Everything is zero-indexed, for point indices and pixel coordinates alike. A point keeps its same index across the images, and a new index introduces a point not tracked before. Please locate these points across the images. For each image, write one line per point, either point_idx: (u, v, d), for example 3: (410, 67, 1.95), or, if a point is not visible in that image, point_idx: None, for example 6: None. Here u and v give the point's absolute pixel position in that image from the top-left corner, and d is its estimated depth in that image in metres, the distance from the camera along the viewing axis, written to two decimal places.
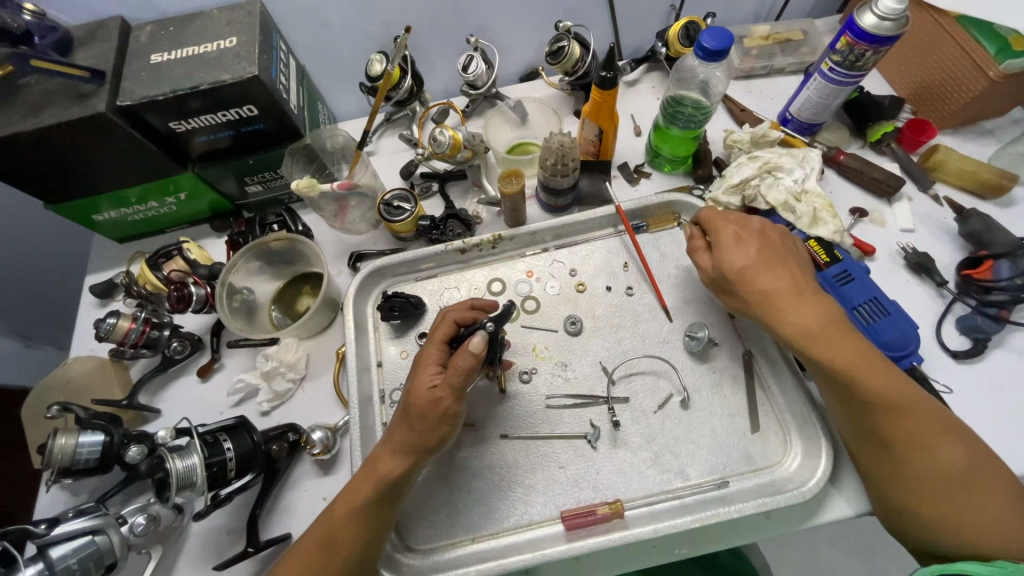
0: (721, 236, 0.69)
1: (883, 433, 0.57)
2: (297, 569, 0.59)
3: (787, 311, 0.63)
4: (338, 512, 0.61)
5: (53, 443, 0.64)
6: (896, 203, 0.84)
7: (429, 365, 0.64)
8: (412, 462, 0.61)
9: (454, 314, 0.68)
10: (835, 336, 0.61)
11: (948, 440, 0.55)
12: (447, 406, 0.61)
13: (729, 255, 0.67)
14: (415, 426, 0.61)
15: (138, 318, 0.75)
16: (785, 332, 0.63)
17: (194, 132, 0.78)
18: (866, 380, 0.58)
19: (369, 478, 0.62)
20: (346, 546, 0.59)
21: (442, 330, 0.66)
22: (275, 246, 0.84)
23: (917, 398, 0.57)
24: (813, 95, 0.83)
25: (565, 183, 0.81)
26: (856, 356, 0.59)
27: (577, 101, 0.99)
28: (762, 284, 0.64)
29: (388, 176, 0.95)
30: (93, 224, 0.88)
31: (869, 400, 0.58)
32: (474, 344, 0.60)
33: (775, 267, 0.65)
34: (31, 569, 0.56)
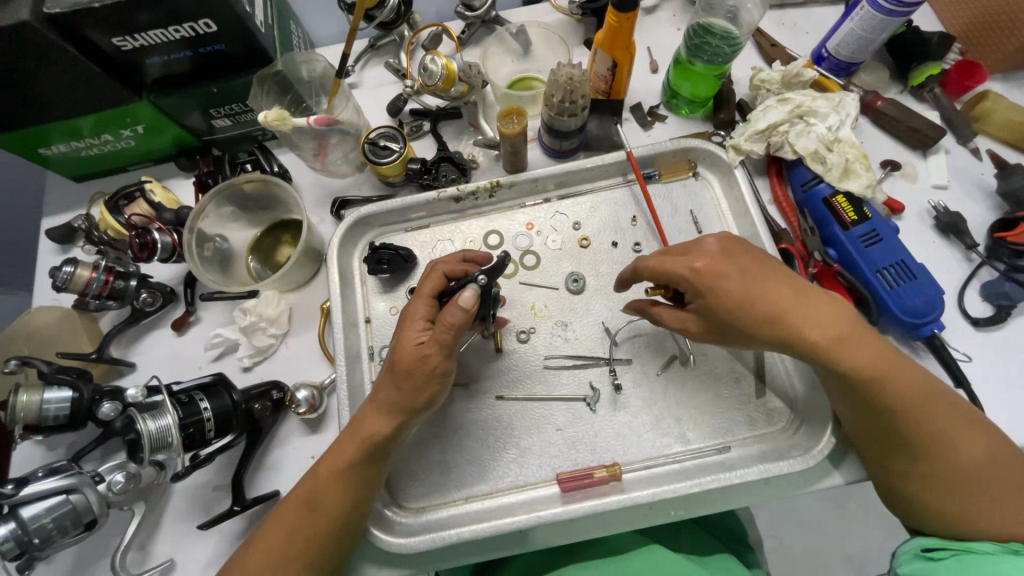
0: (699, 279, 0.56)
1: (912, 435, 0.54)
2: (283, 529, 0.57)
3: (808, 330, 0.54)
4: (323, 471, 0.58)
5: (15, 400, 0.60)
6: (932, 156, 0.77)
7: (417, 319, 0.59)
8: (400, 422, 0.58)
9: (444, 266, 0.63)
10: (859, 347, 0.54)
11: (970, 435, 0.53)
12: (435, 364, 0.57)
13: (718, 296, 0.55)
14: (401, 385, 0.57)
15: (99, 266, 0.68)
16: (809, 351, 0.54)
17: (143, 52, 0.67)
18: (892, 385, 0.53)
19: (354, 439, 0.58)
20: (330, 506, 0.57)
21: (430, 284, 0.61)
22: (250, 188, 0.76)
23: (934, 390, 0.55)
24: (857, 28, 0.73)
25: (571, 124, 0.72)
26: (882, 360, 0.54)
27: (587, 29, 0.87)
28: (769, 313, 0.54)
29: (374, 112, 0.85)
30: (42, 160, 0.78)
31: (896, 407, 0.53)
32: (465, 298, 0.55)
33: (773, 291, 0.55)
34: (3, 528, 0.54)
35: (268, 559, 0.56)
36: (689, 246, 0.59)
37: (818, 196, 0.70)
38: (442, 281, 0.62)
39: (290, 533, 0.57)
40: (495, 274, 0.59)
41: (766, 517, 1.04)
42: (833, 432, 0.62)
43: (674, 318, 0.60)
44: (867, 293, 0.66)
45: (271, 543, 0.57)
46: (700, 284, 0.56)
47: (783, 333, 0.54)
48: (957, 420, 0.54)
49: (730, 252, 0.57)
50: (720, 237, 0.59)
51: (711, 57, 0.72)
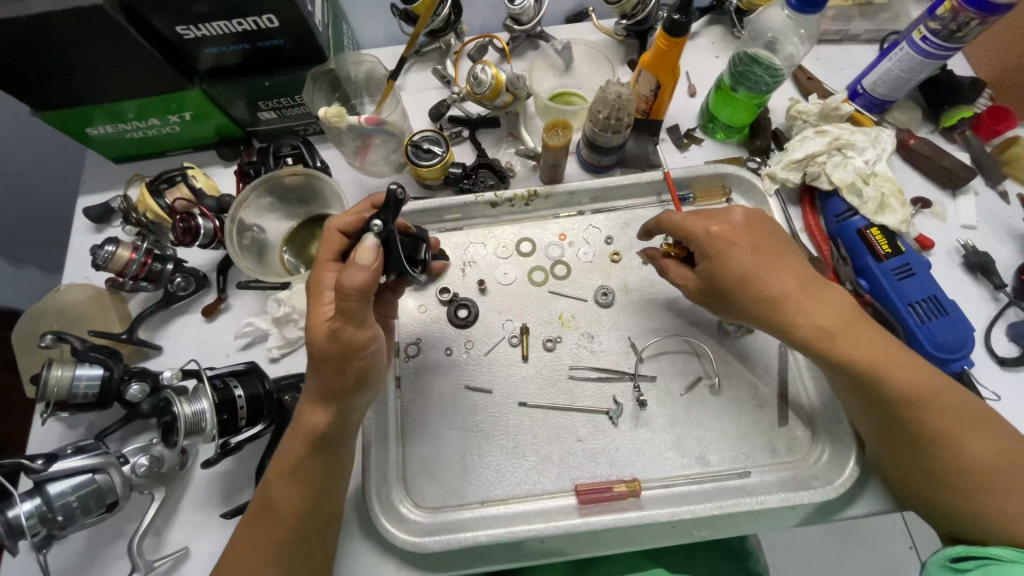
0: (711, 243, 0.61)
1: (915, 429, 0.55)
2: (248, 533, 0.56)
3: (811, 306, 0.57)
4: (276, 473, 0.57)
5: (47, 374, 0.59)
6: (962, 196, 0.78)
7: (325, 290, 0.53)
8: (332, 403, 0.54)
9: (339, 222, 0.58)
10: (859, 330, 0.57)
11: (977, 438, 0.54)
12: (351, 336, 0.51)
13: (726, 261, 0.60)
14: (321, 369, 0.52)
15: (139, 248, 0.69)
16: (808, 333, 0.57)
17: (203, 42, 0.68)
18: (889, 378, 0.55)
19: (294, 435, 0.56)
20: (286, 503, 0.56)
21: (330, 246, 0.56)
22: (291, 181, 0.77)
23: (941, 387, 0.55)
24: (895, 68, 0.75)
25: (615, 141, 0.74)
26: (880, 352, 0.56)
27: (629, 50, 0.89)
28: (773, 286, 0.58)
29: (416, 115, 0.87)
30: (86, 138, 0.79)
31: (898, 396, 0.55)
32: (363, 254, 0.50)
33: (779, 266, 0.59)
34: (27, 504, 0.53)
35: (239, 571, 0.54)
36: (709, 216, 0.63)
37: (852, 227, 0.72)
38: (343, 239, 0.58)
39: (257, 542, 0.55)
40: (393, 215, 0.54)
41: (770, 546, 1.03)
42: (856, 463, 0.62)
43: (681, 276, 0.65)
44: (897, 325, 0.67)
45: (241, 555, 0.55)
46: (712, 248, 0.61)
47: (785, 307, 0.58)
48: (962, 418, 0.55)
49: (745, 225, 0.62)
50: (743, 212, 0.63)
51: (754, 84, 0.74)
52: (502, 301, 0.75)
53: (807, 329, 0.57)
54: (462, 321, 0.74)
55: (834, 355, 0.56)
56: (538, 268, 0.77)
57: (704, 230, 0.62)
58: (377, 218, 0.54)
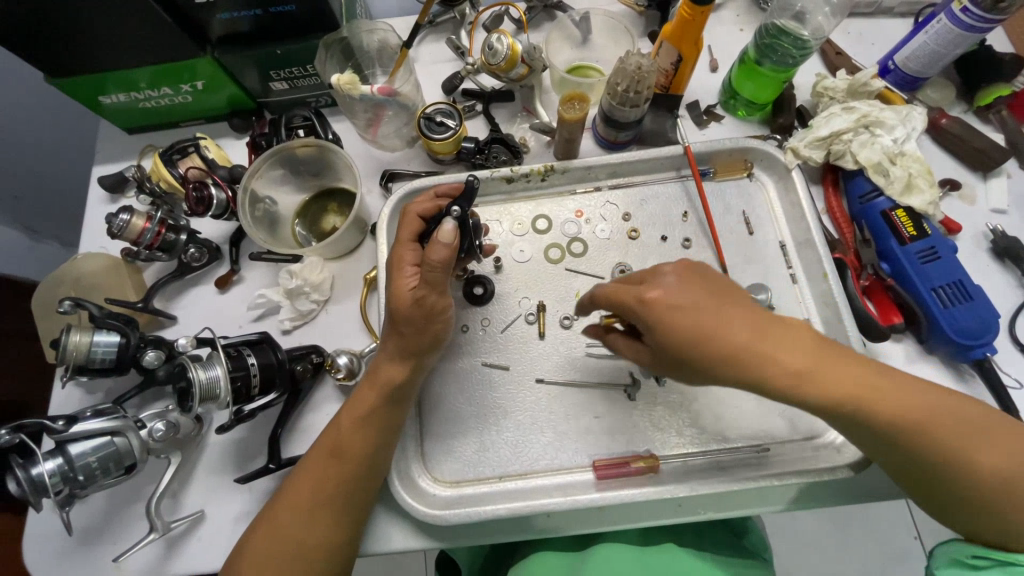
0: (662, 308, 0.50)
1: (920, 455, 0.50)
2: (311, 481, 0.58)
3: (788, 363, 0.49)
4: (346, 421, 0.60)
5: (67, 339, 0.61)
6: (993, 179, 0.75)
7: (406, 265, 0.59)
8: (411, 362, 0.59)
9: (417, 207, 0.62)
10: (846, 377, 0.50)
11: (985, 446, 0.49)
12: (434, 302, 0.57)
13: (675, 328, 0.50)
14: (404, 330, 0.58)
15: (153, 218, 0.69)
16: (791, 388, 0.50)
17: (214, 7, 0.67)
18: (873, 415, 0.50)
19: (372, 388, 0.60)
20: (357, 449, 0.58)
21: (408, 228, 0.61)
22: (302, 153, 0.76)
23: (940, 407, 0.50)
24: (930, 42, 0.72)
25: (632, 115, 0.72)
26: (859, 393, 0.50)
27: (649, 22, 0.86)
28: (738, 350, 0.49)
29: (429, 88, 0.85)
30: (99, 107, 0.79)
31: (897, 428, 0.50)
32: (444, 234, 0.54)
33: (752, 327, 0.50)
34: (50, 463, 0.54)
35: (294, 523, 0.56)
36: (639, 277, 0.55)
37: (876, 209, 0.69)
38: (420, 222, 0.62)
39: (319, 483, 0.58)
40: (469, 203, 0.60)
41: (775, 531, 1.03)
42: None
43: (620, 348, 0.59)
44: (919, 311, 0.65)
45: (302, 495, 0.57)
46: (650, 319, 0.51)
47: (761, 371, 0.49)
48: (968, 429, 0.50)
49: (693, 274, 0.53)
50: (673, 267, 0.54)
51: (780, 58, 0.71)
52: (515, 277, 0.75)
53: (789, 388, 0.49)
54: (477, 297, 0.72)
55: (817, 399, 0.49)
56: (554, 246, 0.76)
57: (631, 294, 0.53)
58: (454, 205, 0.58)
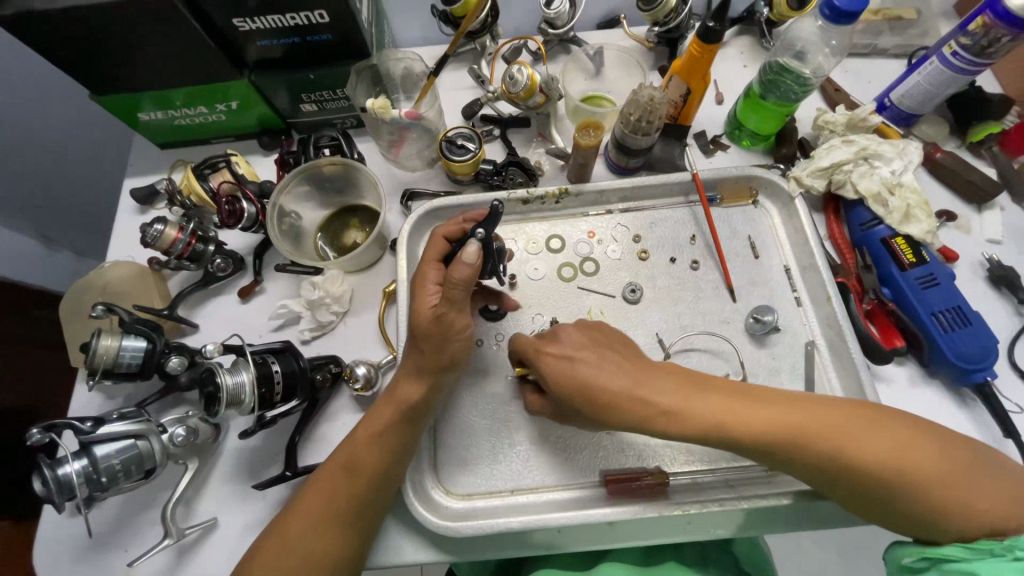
0: (563, 358, 0.59)
1: (865, 478, 0.51)
2: (321, 494, 0.58)
3: (693, 409, 0.56)
4: (362, 437, 0.61)
5: (96, 343, 0.62)
6: (987, 211, 0.79)
7: (428, 283, 0.62)
8: (428, 378, 0.61)
9: (444, 229, 0.65)
10: (755, 416, 0.55)
11: (928, 453, 0.50)
12: (452, 320, 0.60)
13: (583, 373, 0.58)
14: (424, 346, 0.61)
15: (185, 229, 0.72)
16: (707, 425, 0.55)
17: (256, 34, 0.71)
18: (802, 447, 0.53)
19: (389, 404, 0.63)
20: (369, 463, 0.59)
21: (433, 250, 0.64)
22: (328, 171, 0.80)
23: (867, 428, 0.53)
24: (924, 82, 0.77)
25: (644, 143, 0.76)
26: (784, 426, 0.54)
27: (659, 57, 0.91)
28: (636, 389, 0.57)
29: (449, 113, 0.90)
30: (137, 123, 0.83)
31: (824, 454, 0.52)
32: (469, 254, 0.58)
33: (647, 375, 0.58)
34: (76, 464, 0.55)
35: (300, 536, 0.56)
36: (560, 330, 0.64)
37: (876, 236, 0.72)
38: (445, 244, 0.65)
39: (328, 496, 0.58)
40: (493, 225, 0.61)
41: (781, 556, 1.01)
42: None
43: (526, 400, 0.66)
44: (919, 334, 0.68)
45: (311, 506, 0.58)
46: (551, 366, 0.58)
47: (670, 410, 0.56)
48: (906, 446, 0.51)
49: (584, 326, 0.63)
50: (573, 325, 0.63)
51: (783, 94, 0.76)
52: (529, 294, 0.77)
53: (702, 427, 0.55)
54: (492, 314, 0.75)
55: (741, 434, 0.54)
56: (567, 265, 0.79)
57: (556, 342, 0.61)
58: (479, 226, 0.61)
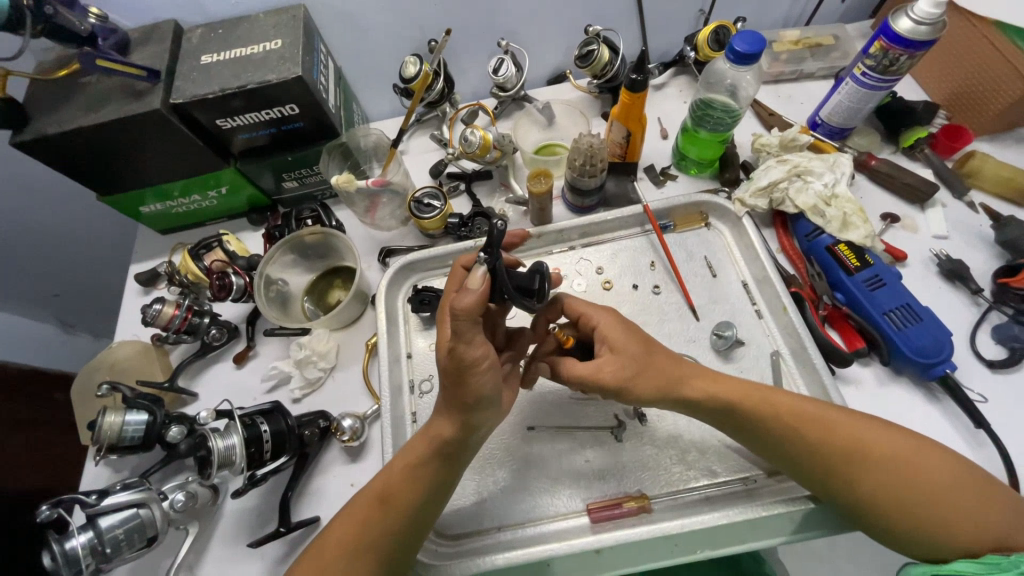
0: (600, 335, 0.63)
1: (834, 462, 0.56)
2: (354, 523, 0.58)
3: (690, 386, 0.62)
4: (398, 468, 0.60)
5: (102, 420, 0.66)
6: (930, 209, 0.83)
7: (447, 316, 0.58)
8: (457, 415, 0.57)
9: (464, 258, 0.63)
10: (742, 391, 0.61)
11: (899, 440, 0.56)
12: (461, 353, 0.52)
13: (626, 350, 0.61)
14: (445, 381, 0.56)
15: (181, 305, 0.79)
16: (697, 398, 0.62)
17: (237, 130, 0.81)
18: (788, 418, 0.58)
19: (424, 438, 0.60)
20: (404, 497, 0.58)
21: (454, 280, 0.62)
22: (310, 239, 0.87)
23: (840, 420, 0.57)
24: (845, 100, 0.82)
25: (592, 183, 0.82)
26: (766, 399, 0.60)
27: (604, 104, 1.01)
28: (645, 371, 0.61)
29: (419, 174, 0.98)
30: (140, 215, 0.92)
31: (798, 433, 0.57)
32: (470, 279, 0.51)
33: (657, 360, 0.62)
34: (82, 536, 0.59)
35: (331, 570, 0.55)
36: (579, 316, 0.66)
37: (821, 245, 0.77)
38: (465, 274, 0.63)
39: (360, 526, 0.58)
40: (497, 247, 0.53)
41: None
42: None
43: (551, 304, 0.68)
44: (876, 334, 0.71)
45: (345, 534, 0.58)
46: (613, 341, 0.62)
47: (668, 388, 0.61)
48: (874, 439, 0.56)
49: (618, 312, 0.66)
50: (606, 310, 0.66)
51: (715, 125, 0.82)
52: None
53: (692, 400, 0.61)
54: None
55: (724, 405, 0.61)
56: None
57: (592, 323, 0.64)
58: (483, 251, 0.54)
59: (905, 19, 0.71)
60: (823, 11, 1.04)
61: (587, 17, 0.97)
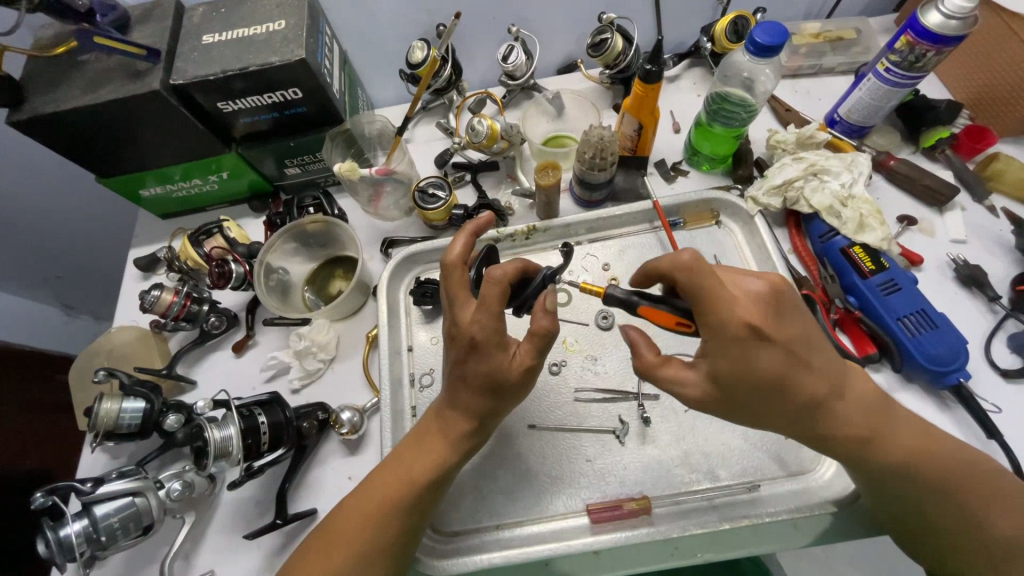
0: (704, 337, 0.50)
1: (910, 482, 0.53)
2: (358, 519, 0.56)
3: (834, 408, 0.52)
4: (418, 467, 0.58)
5: (98, 407, 0.65)
6: (948, 212, 0.80)
7: (504, 338, 0.54)
8: (493, 405, 0.57)
9: (498, 271, 0.54)
10: (868, 411, 0.52)
11: (989, 498, 0.52)
12: (537, 366, 0.56)
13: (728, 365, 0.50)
14: (497, 395, 0.56)
15: (180, 292, 0.78)
16: (834, 412, 0.52)
17: (238, 113, 0.79)
18: (899, 451, 0.53)
19: (443, 437, 0.59)
20: (425, 501, 0.58)
21: (496, 296, 0.53)
22: (312, 228, 0.86)
23: (936, 440, 0.54)
24: (865, 97, 0.79)
25: (602, 177, 0.80)
26: (881, 426, 0.53)
27: (615, 95, 0.98)
28: (778, 394, 0.50)
29: (424, 164, 0.96)
30: (139, 199, 0.90)
31: (903, 461, 0.53)
32: (548, 300, 0.53)
33: (798, 378, 0.50)
34: (76, 524, 0.58)
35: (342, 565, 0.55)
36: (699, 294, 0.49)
37: (835, 247, 0.75)
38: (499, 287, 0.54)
39: (370, 524, 0.56)
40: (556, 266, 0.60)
41: None
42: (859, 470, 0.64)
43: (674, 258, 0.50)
44: (889, 340, 0.69)
45: (349, 530, 0.56)
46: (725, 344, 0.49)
47: (802, 411, 0.51)
48: (955, 460, 0.54)
49: (762, 314, 0.49)
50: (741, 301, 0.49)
51: (730, 120, 0.79)
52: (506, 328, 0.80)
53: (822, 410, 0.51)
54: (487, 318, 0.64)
55: (846, 424, 0.52)
56: None
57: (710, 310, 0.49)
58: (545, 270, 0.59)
59: (935, 12, 0.68)
60: (846, 4, 1.00)
61: (601, 4, 0.94)
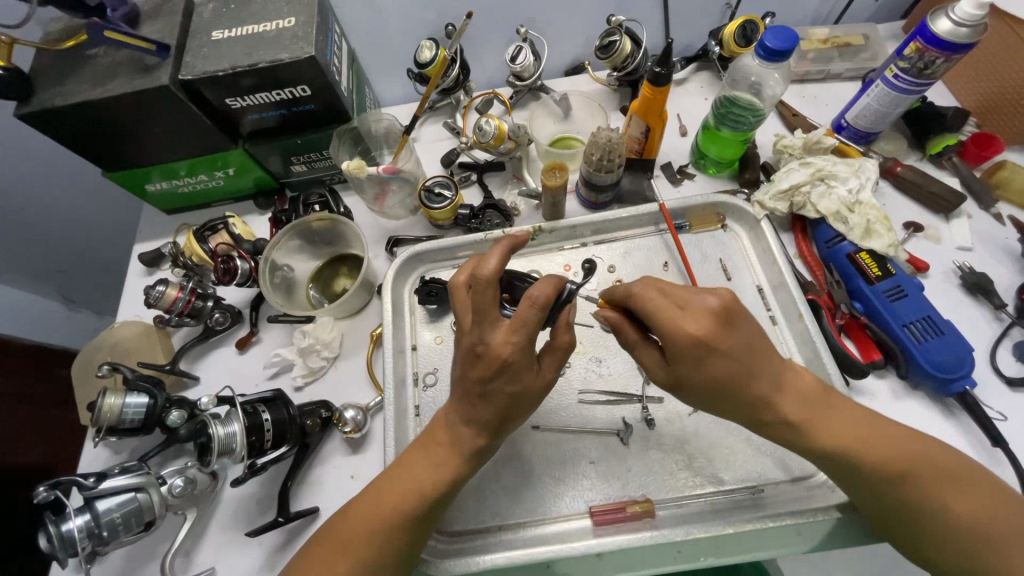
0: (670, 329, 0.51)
1: (874, 476, 0.53)
2: (365, 530, 0.56)
3: (779, 402, 0.54)
4: (426, 481, 0.58)
5: (102, 402, 0.65)
6: (954, 220, 0.80)
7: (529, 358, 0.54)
8: (507, 416, 0.57)
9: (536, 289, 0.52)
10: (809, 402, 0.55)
11: (952, 486, 0.52)
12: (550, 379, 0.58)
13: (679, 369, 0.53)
14: (512, 407, 0.56)
15: (185, 288, 0.78)
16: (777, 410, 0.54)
17: (246, 110, 0.79)
18: (850, 446, 0.54)
19: (451, 449, 0.59)
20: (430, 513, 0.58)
21: (530, 317, 0.51)
22: (318, 226, 0.86)
23: (897, 433, 0.55)
24: (874, 103, 0.79)
25: (609, 179, 0.80)
26: (826, 418, 0.54)
27: (622, 97, 0.99)
28: (725, 391, 0.53)
29: (430, 163, 0.96)
30: (145, 194, 0.90)
31: (857, 453, 0.53)
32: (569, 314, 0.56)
33: (745, 374, 0.52)
34: (79, 519, 0.58)
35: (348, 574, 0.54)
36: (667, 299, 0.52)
37: (841, 252, 0.75)
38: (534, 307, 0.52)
39: (374, 533, 0.56)
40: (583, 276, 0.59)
41: None
42: None
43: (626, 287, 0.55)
44: (894, 346, 0.69)
45: (354, 536, 0.56)
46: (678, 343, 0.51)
47: (750, 406, 0.54)
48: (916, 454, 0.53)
49: (715, 321, 0.50)
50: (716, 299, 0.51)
51: (737, 124, 0.79)
52: None
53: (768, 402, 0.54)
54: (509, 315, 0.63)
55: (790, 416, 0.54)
56: None
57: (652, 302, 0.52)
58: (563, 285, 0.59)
59: (945, 19, 0.68)
60: (854, 10, 1.00)
61: (610, 6, 0.94)
